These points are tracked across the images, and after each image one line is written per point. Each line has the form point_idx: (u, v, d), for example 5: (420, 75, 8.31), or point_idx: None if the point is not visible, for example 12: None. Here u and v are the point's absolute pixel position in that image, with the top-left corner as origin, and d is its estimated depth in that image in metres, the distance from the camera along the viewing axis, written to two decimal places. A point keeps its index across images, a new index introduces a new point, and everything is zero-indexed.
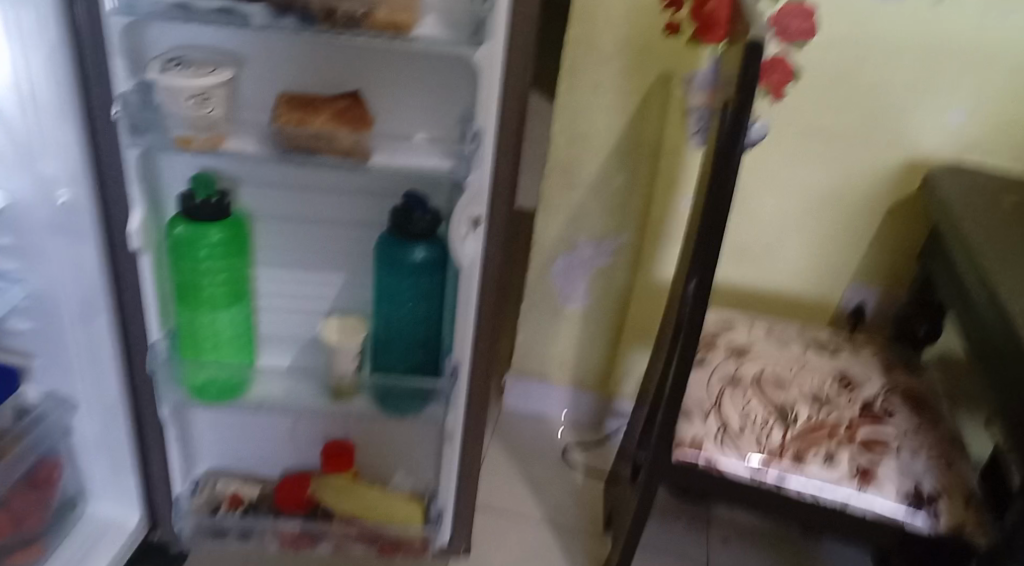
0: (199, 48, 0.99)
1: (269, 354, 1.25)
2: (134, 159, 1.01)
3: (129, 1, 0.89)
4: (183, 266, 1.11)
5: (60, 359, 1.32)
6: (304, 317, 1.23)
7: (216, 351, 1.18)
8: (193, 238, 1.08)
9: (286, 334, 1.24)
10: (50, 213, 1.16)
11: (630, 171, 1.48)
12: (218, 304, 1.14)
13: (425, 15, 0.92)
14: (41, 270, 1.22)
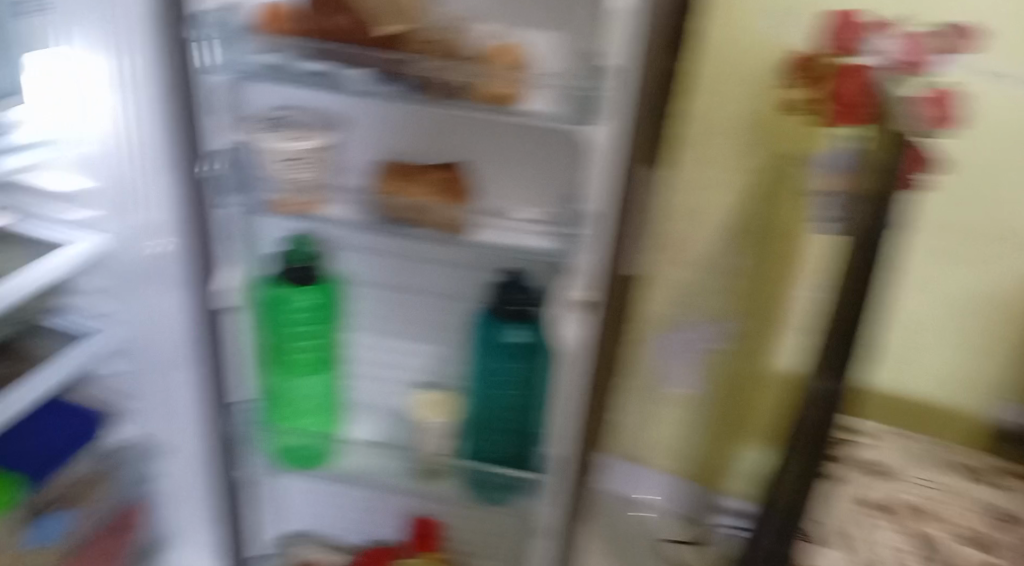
0: (303, 111, 0.99)
1: (359, 427, 1.21)
2: (229, 214, 1.05)
3: (232, 60, 0.90)
4: (276, 328, 1.11)
5: None
6: (392, 389, 1.18)
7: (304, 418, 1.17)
8: (287, 302, 1.08)
9: (372, 405, 1.20)
10: None
11: (747, 251, 1.37)
12: (309, 371, 1.15)
13: (530, 89, 0.88)
14: None
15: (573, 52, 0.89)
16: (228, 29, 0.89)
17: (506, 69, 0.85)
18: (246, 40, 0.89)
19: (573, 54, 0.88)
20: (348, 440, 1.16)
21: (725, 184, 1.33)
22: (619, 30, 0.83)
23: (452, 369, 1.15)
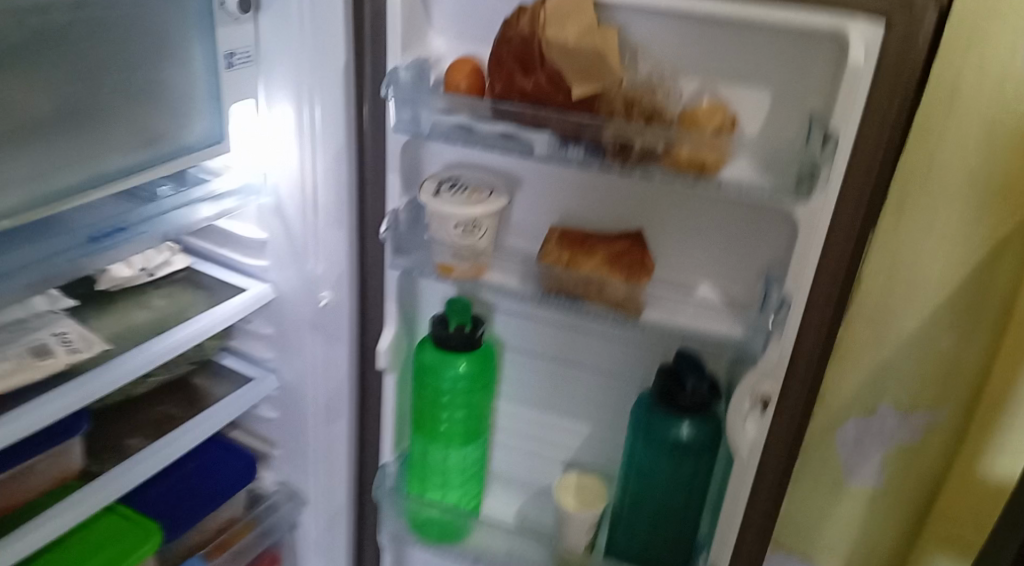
0: (472, 166, 0.90)
1: (494, 500, 1.10)
2: (392, 279, 0.97)
3: (410, 117, 0.82)
4: (420, 397, 1.01)
5: (299, 453, 1.28)
6: (541, 463, 1.08)
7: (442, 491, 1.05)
8: (437, 366, 0.97)
9: (513, 475, 1.11)
10: (311, 312, 1.12)
11: (986, 303, 0.85)
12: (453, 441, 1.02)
13: (738, 156, 0.77)
14: (292, 362, 1.20)
15: (794, 110, 0.78)
16: (410, 88, 0.81)
17: (709, 133, 0.74)
18: (430, 99, 0.81)
19: (793, 112, 0.78)
20: (491, 528, 1.02)
21: (957, 227, 0.82)
22: (855, 91, 0.72)
23: (608, 450, 1.04)
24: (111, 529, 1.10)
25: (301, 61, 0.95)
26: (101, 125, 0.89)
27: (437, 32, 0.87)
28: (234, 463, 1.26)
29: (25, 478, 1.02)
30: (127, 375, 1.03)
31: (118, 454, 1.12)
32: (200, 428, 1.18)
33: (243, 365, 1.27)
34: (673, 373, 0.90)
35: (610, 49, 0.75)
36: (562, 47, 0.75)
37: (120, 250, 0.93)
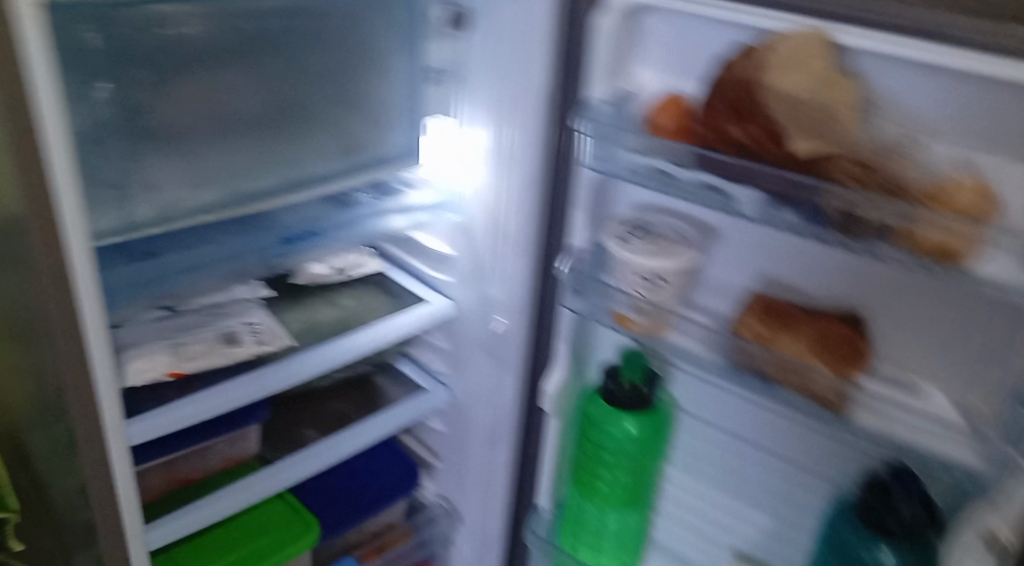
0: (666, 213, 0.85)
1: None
2: (568, 321, 0.92)
3: (603, 158, 0.78)
4: (584, 448, 0.96)
5: (460, 471, 1.27)
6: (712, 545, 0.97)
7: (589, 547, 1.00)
8: (603, 421, 0.91)
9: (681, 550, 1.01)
10: (484, 334, 1.12)
11: None
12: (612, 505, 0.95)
13: (998, 250, 0.63)
14: (465, 380, 1.20)
15: None
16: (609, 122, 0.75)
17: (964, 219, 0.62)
18: (624, 137, 0.75)
19: None
20: None
21: None
22: None
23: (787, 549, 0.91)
24: (276, 518, 1.10)
25: (504, 82, 0.93)
26: (310, 131, 0.93)
27: (644, 65, 0.81)
28: (397, 469, 1.27)
29: (202, 455, 1.05)
30: (307, 371, 1.03)
31: (292, 444, 1.13)
32: (370, 431, 1.16)
33: (416, 374, 1.27)
34: (882, 486, 0.77)
35: (842, 106, 0.67)
36: (784, 95, 0.68)
37: (309, 250, 0.94)
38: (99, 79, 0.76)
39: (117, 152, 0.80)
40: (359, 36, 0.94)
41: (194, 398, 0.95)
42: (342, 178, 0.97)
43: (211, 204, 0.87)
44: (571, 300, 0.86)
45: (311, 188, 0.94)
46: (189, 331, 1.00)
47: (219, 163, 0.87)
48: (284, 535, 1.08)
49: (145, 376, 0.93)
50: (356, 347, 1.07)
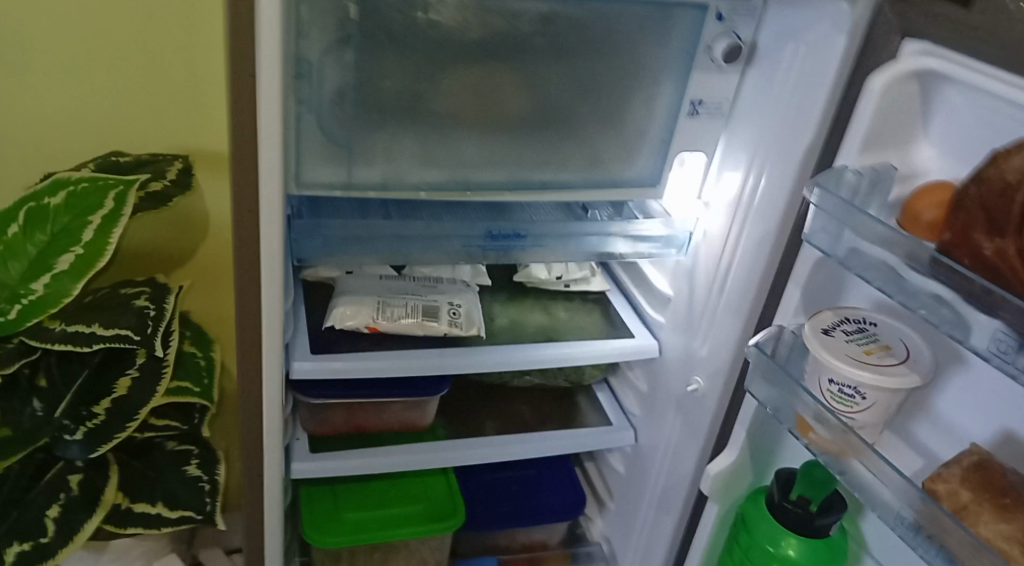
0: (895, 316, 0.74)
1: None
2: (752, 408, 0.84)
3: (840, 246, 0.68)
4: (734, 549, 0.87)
5: (625, 519, 1.20)
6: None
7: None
8: (761, 526, 0.82)
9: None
10: (681, 389, 1.04)
11: None
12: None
13: None
14: (654, 429, 1.12)
15: None
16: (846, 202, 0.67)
17: None
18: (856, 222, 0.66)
19: None
20: None
21: None
22: None
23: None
24: (432, 492, 1.11)
25: (767, 128, 0.85)
26: (556, 140, 0.92)
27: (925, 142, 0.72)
28: (565, 491, 1.21)
29: (379, 410, 1.06)
30: (491, 365, 1.02)
31: (468, 429, 1.13)
32: (543, 445, 1.13)
33: (608, 403, 1.22)
34: None
35: None
36: None
37: (524, 248, 0.96)
38: (353, 47, 0.80)
39: (355, 115, 0.84)
40: (630, 63, 0.89)
41: (378, 356, 0.99)
42: (571, 191, 0.94)
43: (434, 183, 0.90)
44: (756, 385, 0.78)
45: (533, 194, 0.93)
46: (398, 293, 1.03)
47: (451, 146, 0.89)
48: (429, 512, 1.08)
49: (345, 324, 0.99)
50: (549, 357, 1.05)
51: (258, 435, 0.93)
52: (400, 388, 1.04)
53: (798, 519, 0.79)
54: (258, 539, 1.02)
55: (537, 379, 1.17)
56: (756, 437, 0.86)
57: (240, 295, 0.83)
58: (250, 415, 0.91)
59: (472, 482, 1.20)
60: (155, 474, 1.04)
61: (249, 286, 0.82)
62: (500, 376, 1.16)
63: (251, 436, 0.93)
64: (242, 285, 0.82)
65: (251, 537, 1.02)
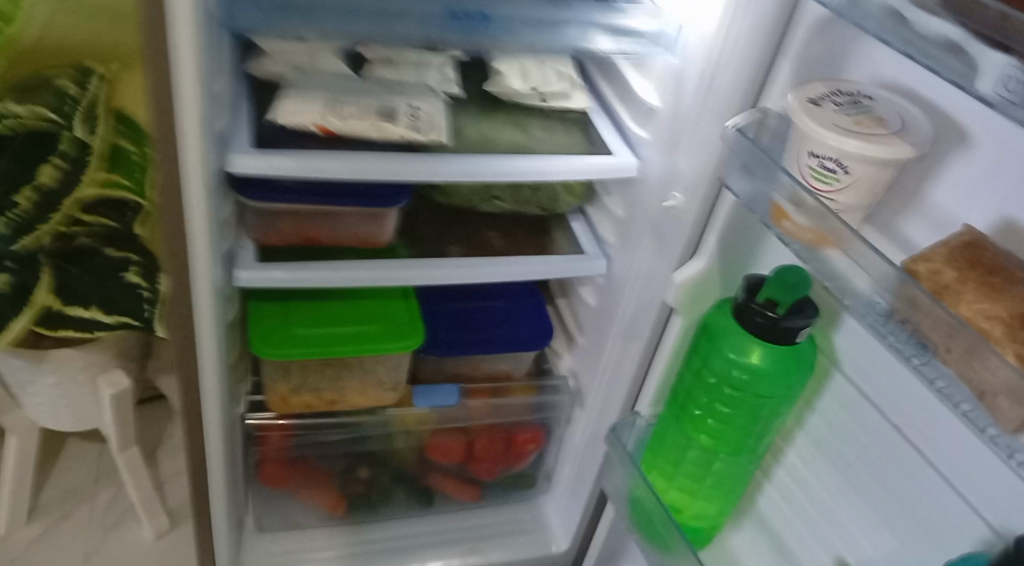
0: (897, 93, 0.65)
1: (744, 537, 0.89)
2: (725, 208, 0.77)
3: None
4: (692, 364, 0.81)
5: (596, 351, 1.14)
6: (812, 542, 0.82)
7: (670, 478, 0.86)
8: (722, 337, 0.76)
9: (780, 536, 0.86)
10: (658, 211, 0.95)
11: None
12: (712, 435, 0.81)
13: None
14: (628, 256, 1.04)
15: None
16: None
17: None
18: None
19: None
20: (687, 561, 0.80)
21: None
22: None
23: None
24: (390, 313, 1.06)
25: None
26: None
27: None
28: (532, 323, 1.15)
29: (331, 224, 0.98)
30: (451, 173, 0.92)
31: (429, 250, 1.05)
32: (513, 269, 1.06)
33: (582, 234, 1.13)
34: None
35: None
36: None
37: (491, 34, 0.85)
38: None
39: None
40: None
41: (328, 156, 0.88)
42: None
43: None
44: (732, 176, 0.71)
45: None
46: (351, 93, 0.93)
47: None
48: (390, 330, 1.03)
49: (290, 121, 0.88)
50: (518, 172, 0.95)
51: (186, 259, 0.84)
52: (355, 197, 0.94)
53: (771, 331, 0.72)
54: (197, 382, 0.95)
55: (507, 203, 1.09)
56: (728, 243, 0.79)
57: (148, 76, 0.73)
58: (173, 232, 0.82)
59: (438, 310, 1.14)
60: (95, 281, 1.02)
61: (160, 71, 0.72)
62: (467, 196, 1.07)
63: (178, 259, 0.84)
64: (151, 61, 0.73)
65: (187, 376, 0.94)
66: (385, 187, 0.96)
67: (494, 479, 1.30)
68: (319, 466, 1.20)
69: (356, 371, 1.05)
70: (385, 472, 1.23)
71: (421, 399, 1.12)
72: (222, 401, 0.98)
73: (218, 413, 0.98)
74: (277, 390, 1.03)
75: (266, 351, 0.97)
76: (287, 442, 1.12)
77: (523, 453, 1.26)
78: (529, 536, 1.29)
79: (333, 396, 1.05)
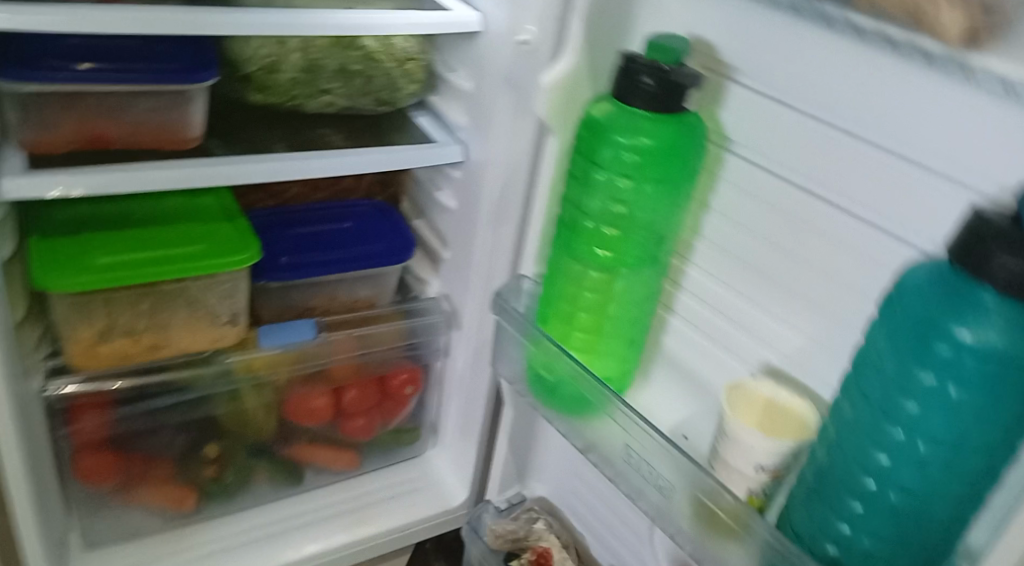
0: None
1: (654, 384, 0.79)
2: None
3: None
4: (575, 177, 0.67)
5: (465, 259, 1.03)
6: (729, 361, 0.72)
7: (568, 336, 0.72)
8: (606, 126, 0.62)
9: (693, 370, 0.75)
10: (509, 60, 0.85)
11: None
12: (607, 265, 0.67)
13: None
14: (483, 130, 0.94)
15: None
16: None
17: None
18: None
19: None
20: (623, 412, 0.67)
21: None
22: None
23: (823, 357, 0.65)
24: (214, 233, 0.88)
25: None
26: None
27: None
28: (385, 239, 1.02)
29: (120, 118, 0.81)
30: (252, 27, 0.79)
31: (250, 148, 0.89)
32: (356, 160, 0.92)
33: (432, 125, 1.03)
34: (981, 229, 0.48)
35: None
36: None
37: None
38: None
39: None
40: None
41: (107, 9, 0.73)
42: None
43: None
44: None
45: None
46: None
47: None
48: (213, 248, 0.86)
49: None
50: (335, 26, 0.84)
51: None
52: (149, 74, 0.78)
53: (668, 91, 0.59)
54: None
55: (340, 96, 0.96)
56: (595, 33, 0.69)
57: None
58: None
59: (280, 232, 1.00)
60: None
61: None
62: (289, 87, 0.93)
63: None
64: None
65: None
66: (184, 65, 0.81)
67: (371, 438, 1.14)
68: (154, 450, 1.00)
69: (179, 302, 0.88)
70: (240, 445, 1.04)
71: (269, 339, 0.94)
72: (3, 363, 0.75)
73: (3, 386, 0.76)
74: (77, 338, 0.84)
75: (52, 282, 0.78)
76: (107, 417, 0.92)
77: (402, 397, 1.12)
78: (423, 494, 1.14)
79: (155, 341, 0.88)
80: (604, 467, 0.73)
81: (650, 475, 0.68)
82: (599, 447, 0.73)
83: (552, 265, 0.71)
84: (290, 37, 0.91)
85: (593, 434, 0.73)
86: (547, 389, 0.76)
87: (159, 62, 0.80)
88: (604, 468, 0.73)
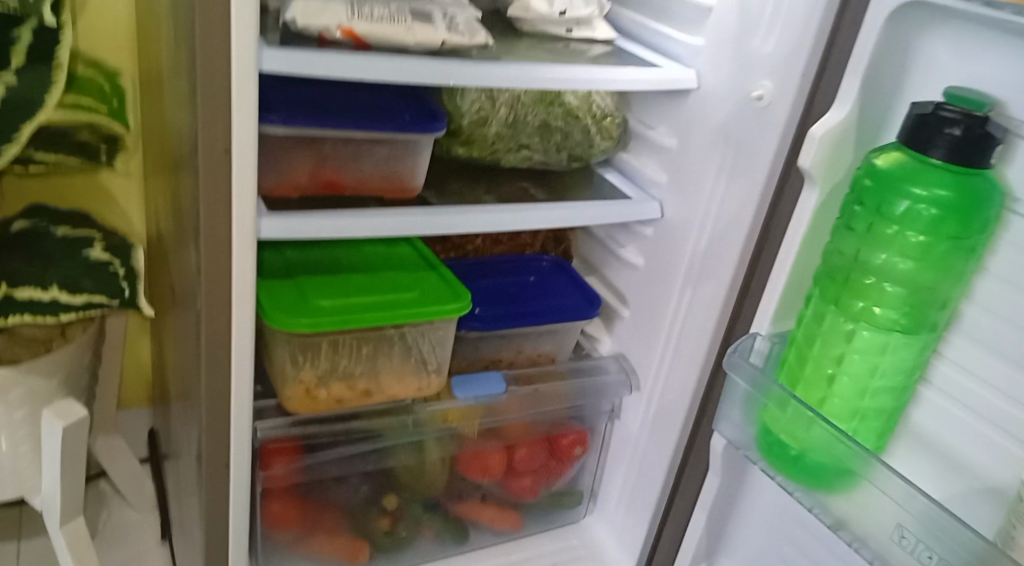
0: None
1: (905, 463, 0.72)
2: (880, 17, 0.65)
3: None
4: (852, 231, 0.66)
5: (654, 320, 1.00)
6: (1002, 443, 0.65)
7: (823, 401, 0.69)
8: (899, 176, 0.61)
9: (953, 451, 0.69)
10: (730, 113, 0.84)
11: None
12: (884, 325, 0.64)
13: None
14: (688, 193, 0.92)
15: None
16: None
17: None
18: None
19: None
20: (897, 480, 0.62)
21: None
22: None
23: None
24: (424, 283, 0.92)
25: None
26: None
27: None
28: (574, 295, 1.04)
29: (354, 164, 0.85)
30: (501, 78, 0.80)
31: (461, 198, 0.91)
32: (555, 216, 0.92)
33: (621, 182, 1.02)
34: None
35: None
36: None
37: None
38: None
39: None
40: None
41: (362, 55, 0.75)
42: None
43: None
44: None
45: None
46: None
47: None
48: (433, 299, 0.89)
49: (310, 22, 0.75)
50: (578, 78, 0.83)
51: (230, 186, 0.71)
52: (393, 122, 0.82)
53: (973, 142, 0.57)
54: (223, 355, 0.79)
55: (537, 151, 0.96)
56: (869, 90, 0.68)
57: None
58: (209, 145, 0.69)
59: (469, 286, 1.02)
60: (47, 261, 0.90)
61: None
62: (492, 141, 0.93)
63: (214, 188, 0.71)
64: None
65: (213, 349, 0.78)
66: (413, 117, 0.85)
67: (535, 500, 1.11)
68: (335, 499, 0.99)
69: (396, 348, 0.91)
70: (416, 500, 1.02)
71: (463, 389, 0.96)
72: (248, 379, 0.82)
73: (245, 398, 0.82)
74: (300, 379, 0.87)
75: (282, 321, 0.80)
76: (296, 462, 0.92)
77: (568, 458, 1.09)
78: (586, 562, 1.10)
79: (368, 387, 0.91)
80: (860, 550, 0.66)
81: (930, 559, 0.60)
82: (855, 524, 0.66)
83: (814, 314, 0.69)
84: (500, 92, 0.92)
85: (847, 508, 0.67)
86: (790, 457, 0.70)
87: (394, 113, 0.85)
88: (861, 550, 0.66)
